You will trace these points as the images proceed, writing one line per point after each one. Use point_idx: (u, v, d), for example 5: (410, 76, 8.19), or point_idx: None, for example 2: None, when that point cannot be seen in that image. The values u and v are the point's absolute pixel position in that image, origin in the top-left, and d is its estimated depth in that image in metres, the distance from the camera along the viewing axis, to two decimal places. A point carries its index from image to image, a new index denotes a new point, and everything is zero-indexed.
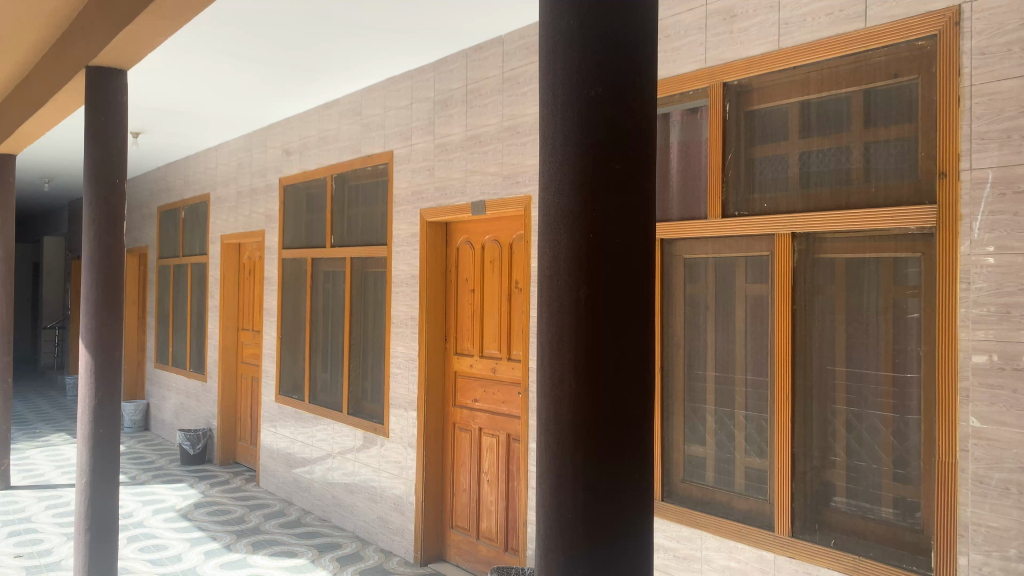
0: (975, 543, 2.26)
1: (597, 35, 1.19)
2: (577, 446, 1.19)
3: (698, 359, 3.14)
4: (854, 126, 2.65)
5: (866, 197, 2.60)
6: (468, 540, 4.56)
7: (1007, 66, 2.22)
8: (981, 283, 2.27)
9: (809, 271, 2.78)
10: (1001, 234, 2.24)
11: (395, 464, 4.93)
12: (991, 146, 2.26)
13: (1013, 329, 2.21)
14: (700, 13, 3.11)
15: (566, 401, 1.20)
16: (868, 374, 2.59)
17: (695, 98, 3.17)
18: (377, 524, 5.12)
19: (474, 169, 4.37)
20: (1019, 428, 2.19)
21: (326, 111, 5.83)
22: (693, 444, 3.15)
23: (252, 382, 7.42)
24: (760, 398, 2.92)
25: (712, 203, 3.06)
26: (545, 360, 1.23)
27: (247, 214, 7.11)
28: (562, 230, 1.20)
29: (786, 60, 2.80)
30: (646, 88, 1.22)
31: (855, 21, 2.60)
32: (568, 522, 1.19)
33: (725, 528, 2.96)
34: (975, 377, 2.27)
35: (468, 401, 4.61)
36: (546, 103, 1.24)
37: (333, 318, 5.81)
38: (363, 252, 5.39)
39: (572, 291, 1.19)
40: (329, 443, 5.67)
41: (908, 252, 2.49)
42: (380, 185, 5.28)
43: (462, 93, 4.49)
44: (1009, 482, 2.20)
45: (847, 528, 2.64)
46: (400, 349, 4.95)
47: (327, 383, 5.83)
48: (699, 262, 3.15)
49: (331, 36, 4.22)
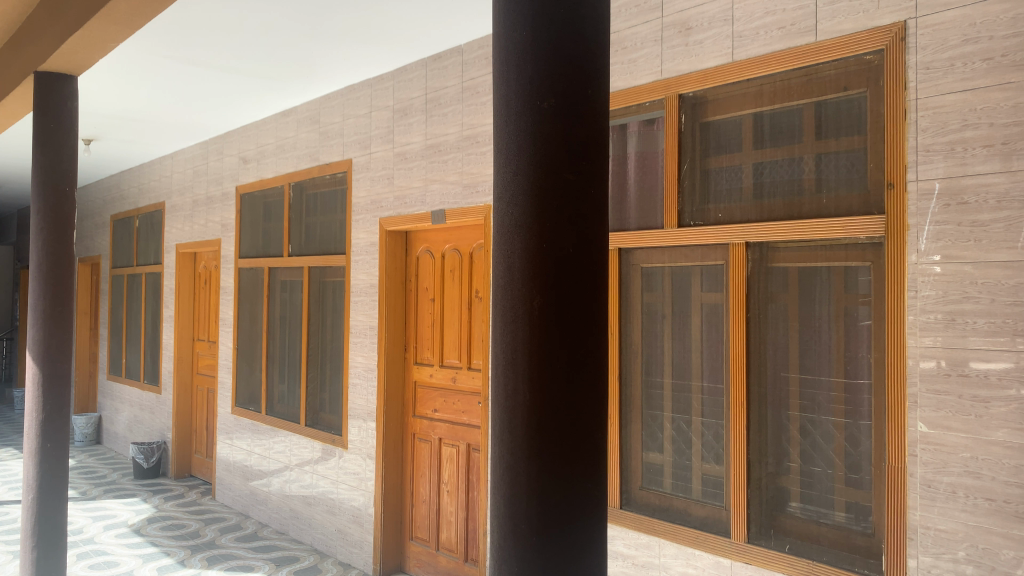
0: (924, 546, 2.31)
1: (549, 45, 1.20)
2: (532, 456, 1.19)
3: (655, 366, 3.17)
4: (807, 137, 2.70)
5: (817, 208, 2.65)
6: (428, 552, 4.53)
7: (951, 80, 2.29)
8: (928, 291, 2.33)
9: (763, 279, 2.82)
10: (946, 243, 2.30)
11: (354, 476, 4.88)
12: (936, 157, 2.32)
13: (958, 336, 2.26)
14: (656, 25, 3.16)
15: (520, 412, 1.20)
16: (821, 381, 2.64)
17: (651, 110, 3.20)
18: (335, 537, 5.07)
19: (434, 178, 4.37)
20: (964, 432, 2.24)
21: (284, 119, 5.78)
22: (651, 451, 3.17)
23: (208, 394, 7.29)
24: (716, 405, 2.95)
25: (668, 213, 3.10)
26: (499, 371, 1.23)
27: (204, 223, 7.00)
28: (516, 239, 1.21)
29: (739, 73, 2.85)
30: (599, 98, 1.23)
31: (806, 34, 2.66)
32: (521, 533, 1.19)
33: (682, 535, 2.98)
34: (923, 383, 2.33)
35: (428, 411, 4.58)
36: (499, 112, 1.24)
37: (291, 329, 5.74)
38: (322, 261, 5.33)
39: (527, 301, 1.19)
40: (286, 455, 5.59)
41: (858, 261, 2.55)
42: (339, 194, 5.24)
43: (422, 102, 4.49)
44: (957, 486, 2.25)
45: (801, 533, 2.68)
46: (359, 360, 4.91)
47: (285, 394, 5.74)
48: (656, 271, 3.18)
49: (290, 44, 4.20)
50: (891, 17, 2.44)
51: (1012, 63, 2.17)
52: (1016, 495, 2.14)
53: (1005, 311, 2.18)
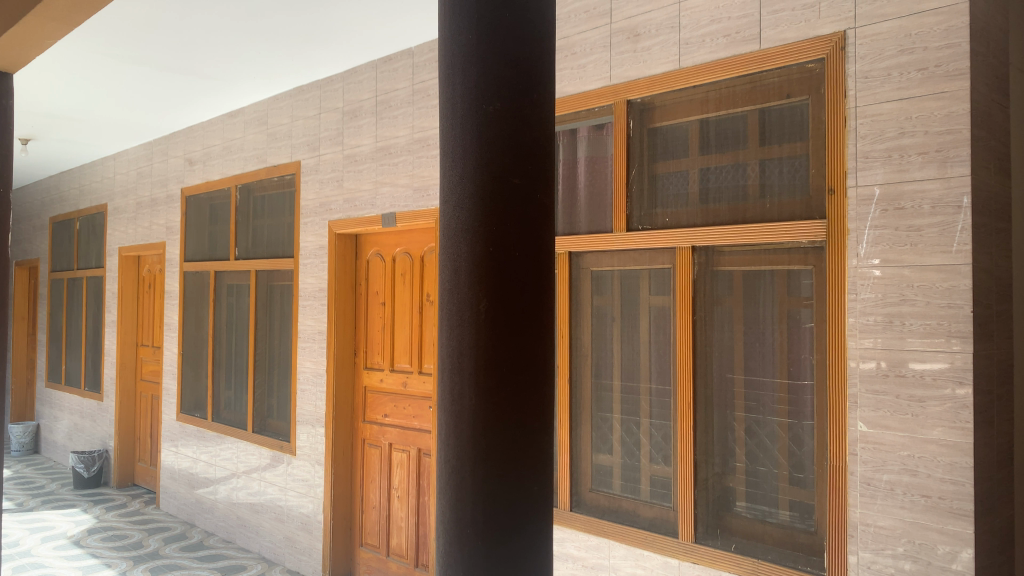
0: (865, 542, 2.38)
1: (494, 49, 1.20)
2: (477, 461, 1.18)
3: (605, 368, 3.20)
4: (750, 143, 2.75)
5: (761, 213, 2.70)
6: (378, 558, 4.48)
7: (888, 89, 2.36)
8: (867, 294, 2.40)
9: (708, 282, 2.87)
10: (884, 247, 2.36)
11: (303, 482, 4.82)
12: (875, 164, 2.39)
13: (896, 337, 2.33)
14: (605, 31, 3.20)
15: (465, 416, 1.19)
16: (765, 382, 2.69)
17: (600, 115, 3.23)
18: (283, 545, 4.99)
19: (384, 181, 4.34)
20: (902, 431, 2.31)
21: (231, 121, 5.69)
22: (601, 453, 3.19)
23: (152, 401, 7.12)
24: (664, 406, 2.99)
25: (617, 217, 3.13)
26: (444, 375, 1.23)
27: (148, 225, 6.84)
28: (463, 243, 1.20)
29: (686, 79, 2.90)
30: (545, 102, 1.24)
31: (750, 42, 2.72)
32: (467, 538, 1.18)
33: (631, 536, 3.01)
34: (863, 383, 2.40)
35: (378, 417, 4.54)
36: (445, 115, 1.24)
37: (238, 334, 5.63)
38: (269, 264, 5.26)
39: (473, 305, 1.19)
40: (233, 462, 5.50)
41: (800, 265, 2.60)
42: (286, 197, 5.17)
43: (371, 104, 4.46)
44: (895, 483, 2.32)
45: (746, 532, 2.72)
46: (308, 365, 4.85)
47: (231, 400, 5.64)
48: (605, 274, 3.21)
49: (237, 44, 4.14)
50: (831, 27, 2.51)
51: (945, 73, 2.24)
52: (950, 492, 2.21)
53: (939, 313, 2.25)
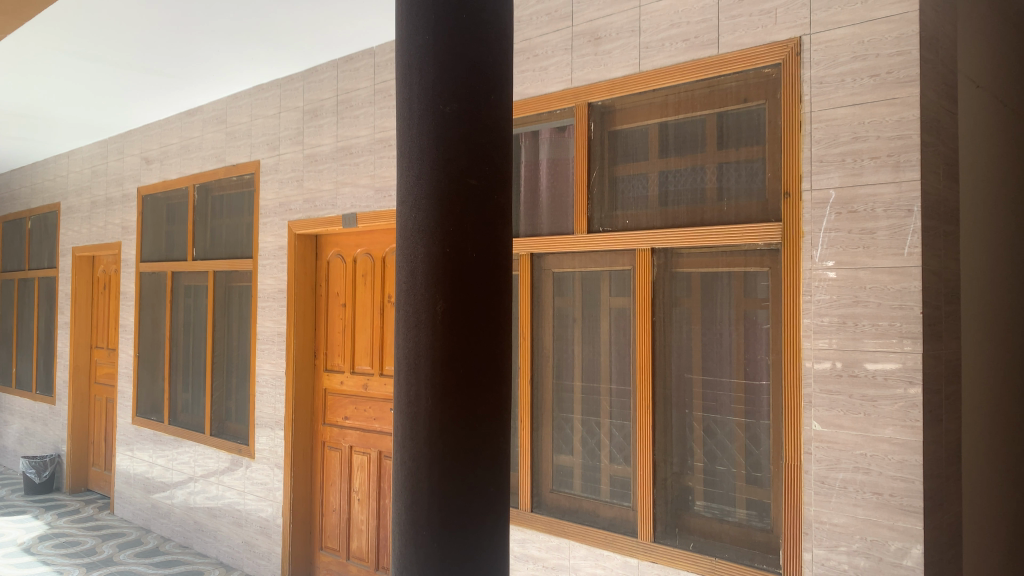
0: (819, 539, 2.42)
1: (452, 50, 1.19)
2: (434, 462, 1.18)
3: (566, 368, 3.21)
4: (708, 147, 2.78)
5: (718, 215, 2.73)
6: (338, 561, 4.44)
7: (842, 94, 2.41)
8: (822, 295, 2.44)
9: (667, 283, 2.89)
10: (838, 250, 2.41)
11: (262, 486, 4.76)
12: (829, 167, 2.43)
13: (850, 338, 2.38)
14: (566, 34, 3.21)
15: (421, 418, 1.19)
16: (722, 382, 2.72)
17: (562, 117, 3.25)
18: (241, 549, 4.93)
19: (345, 181, 4.30)
20: (855, 430, 2.36)
21: (189, 119, 5.60)
22: (562, 453, 3.21)
23: (106, 404, 6.97)
24: (624, 406, 3.01)
25: (578, 219, 3.15)
26: (400, 377, 1.22)
27: (102, 225, 6.70)
28: (420, 244, 1.20)
29: (646, 83, 2.92)
30: (502, 104, 1.24)
31: (708, 47, 2.75)
32: (422, 540, 1.18)
33: (591, 536, 3.03)
34: (817, 383, 2.44)
35: (338, 419, 4.50)
36: (402, 115, 1.24)
37: (196, 335, 5.54)
38: (228, 265, 5.18)
39: (429, 306, 1.18)
40: (191, 466, 5.41)
41: (757, 267, 2.64)
42: (245, 196, 5.10)
43: (332, 104, 4.42)
44: (848, 481, 2.36)
45: (703, 530, 2.75)
46: (267, 367, 4.79)
47: (188, 403, 5.54)
48: (566, 276, 3.22)
49: (196, 42, 4.08)
50: (787, 32, 2.55)
51: (896, 80, 2.30)
52: (901, 489, 2.26)
53: (891, 314, 2.29)
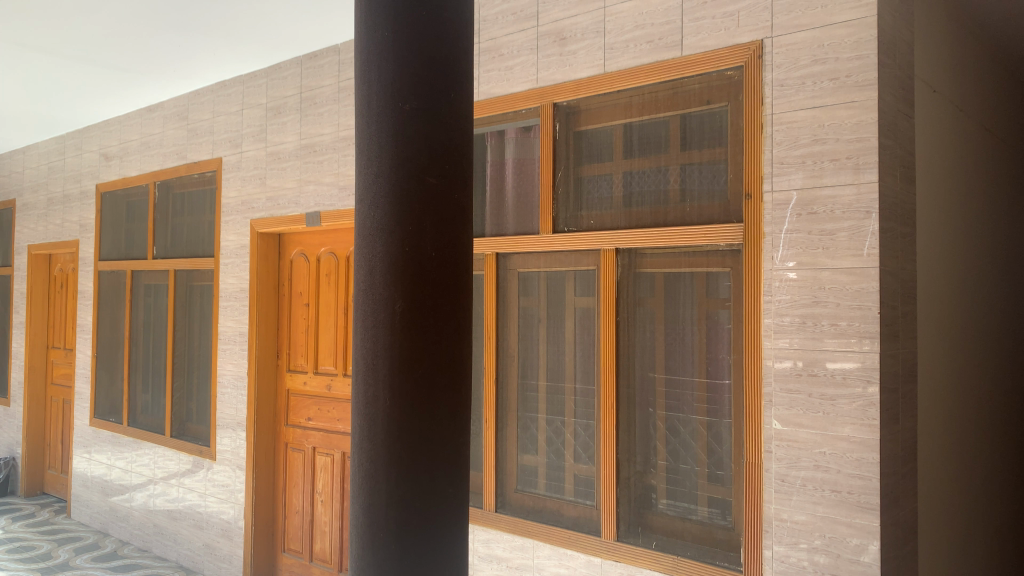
0: (779, 537, 2.45)
1: (412, 47, 1.18)
2: (391, 462, 1.17)
3: (531, 368, 3.21)
4: (672, 148, 2.80)
5: (681, 216, 2.75)
6: (301, 563, 4.39)
7: (803, 97, 2.44)
8: (782, 295, 2.47)
9: (631, 283, 2.91)
10: (798, 251, 2.44)
11: (224, 488, 4.70)
12: (790, 169, 2.46)
13: (809, 338, 2.41)
14: (532, 33, 3.22)
15: (379, 418, 1.17)
16: (684, 381, 2.74)
17: (527, 117, 3.25)
18: (202, 552, 4.85)
19: (309, 179, 4.26)
20: (814, 429, 2.39)
21: (149, 115, 5.50)
22: (526, 453, 3.21)
23: (63, 405, 6.82)
24: (588, 405, 3.02)
25: (543, 219, 3.15)
26: (358, 377, 1.20)
27: (59, 223, 6.55)
28: (378, 242, 1.18)
29: (611, 83, 2.93)
30: (462, 102, 1.24)
31: (672, 49, 2.77)
32: (381, 542, 1.17)
33: (555, 536, 3.04)
34: (778, 382, 2.47)
35: (301, 420, 4.46)
36: (361, 111, 1.22)
37: (155, 335, 5.44)
38: (188, 264, 5.10)
39: (388, 306, 1.17)
40: (150, 468, 5.32)
41: (719, 267, 2.66)
42: (207, 194, 5.02)
43: (296, 101, 4.37)
44: (808, 479, 2.39)
45: (666, 529, 2.77)
46: (228, 367, 4.73)
47: (148, 404, 5.44)
48: (532, 275, 3.23)
49: (156, 37, 4.02)
50: (750, 35, 2.57)
51: (856, 83, 2.33)
52: (858, 487, 2.30)
53: (849, 314, 2.33)
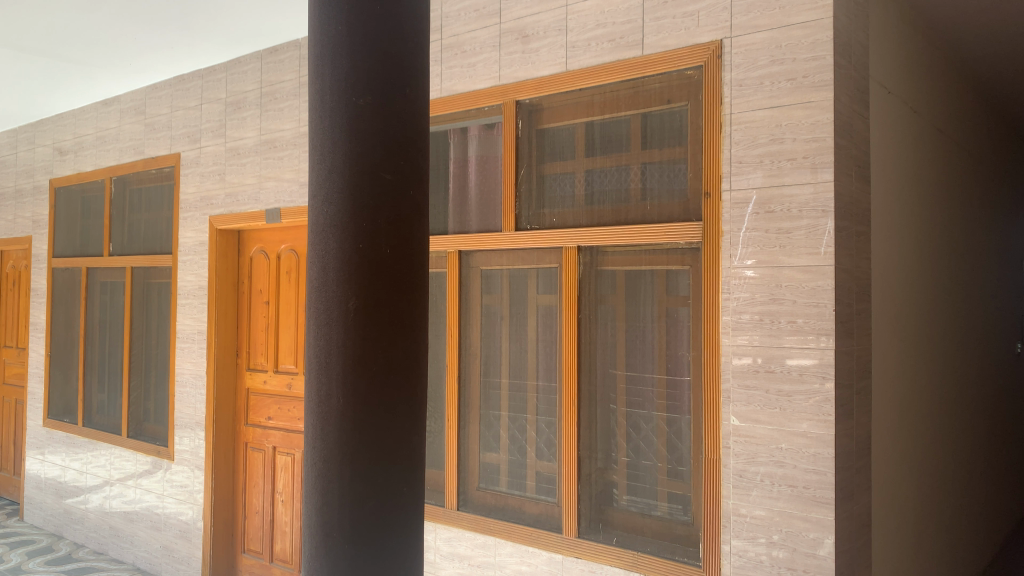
0: (737, 531, 2.48)
1: (365, 42, 1.17)
2: (345, 460, 1.16)
3: (493, 365, 3.21)
4: (633, 147, 2.81)
5: (642, 214, 2.77)
6: (261, 564, 4.34)
7: (761, 97, 2.47)
8: (741, 293, 2.49)
9: (593, 281, 2.92)
10: (756, 249, 2.47)
11: (182, 488, 4.62)
12: (748, 168, 2.49)
13: (767, 334, 2.44)
14: (494, 31, 3.22)
15: (332, 416, 1.16)
16: (645, 378, 2.76)
17: (490, 114, 3.24)
18: (159, 554, 4.78)
19: (269, 175, 4.21)
20: (771, 425, 2.42)
21: (105, 109, 5.39)
22: (488, 451, 3.21)
23: (15, 406, 6.65)
24: (550, 402, 3.03)
25: (506, 216, 3.15)
26: (311, 376, 1.19)
27: (12, 219, 6.39)
28: (331, 239, 1.17)
29: (572, 82, 2.94)
30: (417, 98, 1.23)
31: (633, 48, 2.78)
32: (334, 542, 1.15)
33: (517, 533, 3.04)
34: (736, 379, 2.50)
35: (261, 419, 4.40)
36: (314, 106, 1.20)
37: (111, 334, 5.32)
38: (145, 260, 5.01)
39: (342, 303, 1.16)
40: (106, 469, 5.22)
41: (678, 265, 2.68)
42: (165, 190, 4.94)
43: (256, 96, 4.32)
44: (765, 474, 2.43)
45: (627, 525, 2.79)
46: (187, 366, 4.65)
47: (104, 404, 5.33)
48: (494, 273, 3.22)
49: (112, 31, 3.94)
50: (709, 35, 2.60)
51: (812, 84, 2.37)
52: (814, 481, 2.33)
53: (806, 311, 2.36)
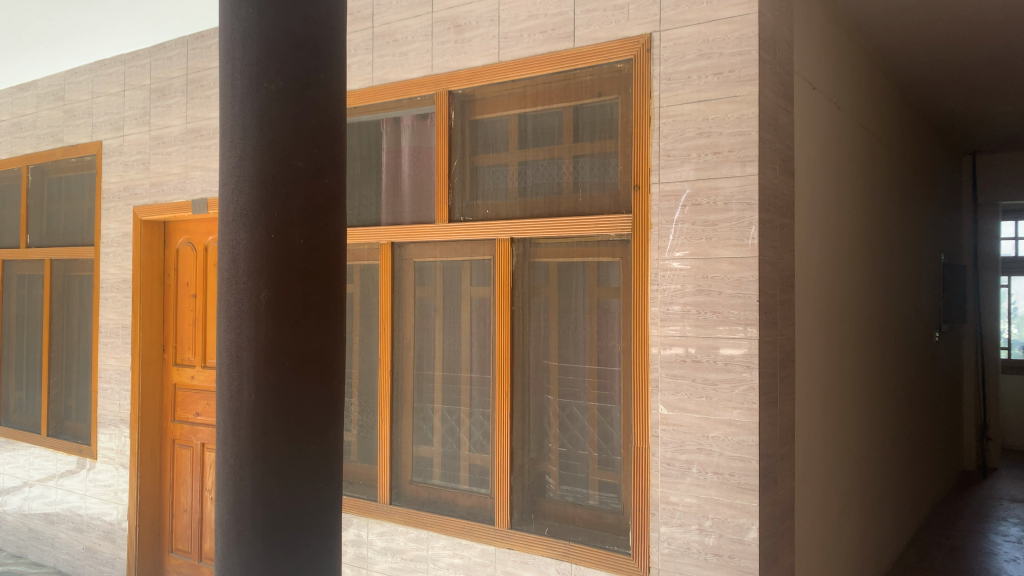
0: (666, 518, 2.52)
1: (277, 24, 1.14)
2: (257, 457, 1.13)
3: (426, 358, 3.19)
4: (565, 139, 2.82)
5: (574, 207, 2.78)
6: (189, 563, 4.23)
7: (688, 91, 2.50)
8: (668, 284, 2.53)
9: (526, 272, 2.92)
10: (684, 242, 2.50)
11: (106, 488, 4.48)
12: (676, 162, 2.52)
13: (694, 325, 2.47)
14: (426, 20, 3.18)
15: (245, 410, 1.13)
16: (577, 369, 2.78)
17: (422, 105, 3.21)
18: (82, 556, 4.62)
19: (195, 165, 4.10)
20: (697, 413, 2.46)
21: (22, 95, 5.17)
22: (421, 444, 3.19)
23: None
24: (483, 393, 3.02)
25: (439, 208, 3.12)
26: (222, 370, 1.16)
27: None
28: (243, 229, 1.14)
29: (505, 73, 2.93)
30: (333, 84, 1.20)
31: (565, 40, 2.79)
32: (247, 540, 1.13)
33: (449, 526, 3.03)
34: (664, 368, 2.53)
35: (189, 416, 4.29)
36: (225, 92, 1.16)
37: (28, 330, 5.10)
38: (65, 253, 4.82)
39: (253, 296, 1.13)
40: (25, 469, 5.02)
41: (609, 257, 2.71)
42: (86, 179, 4.76)
43: (181, 83, 4.19)
44: (691, 462, 2.47)
45: (558, 515, 2.80)
46: (110, 362, 4.50)
47: (22, 402, 5.12)
48: (427, 265, 3.20)
49: (28, 14, 3.78)
50: (639, 29, 2.62)
51: (738, 78, 2.41)
52: (738, 468, 2.39)
53: (731, 302, 2.41)
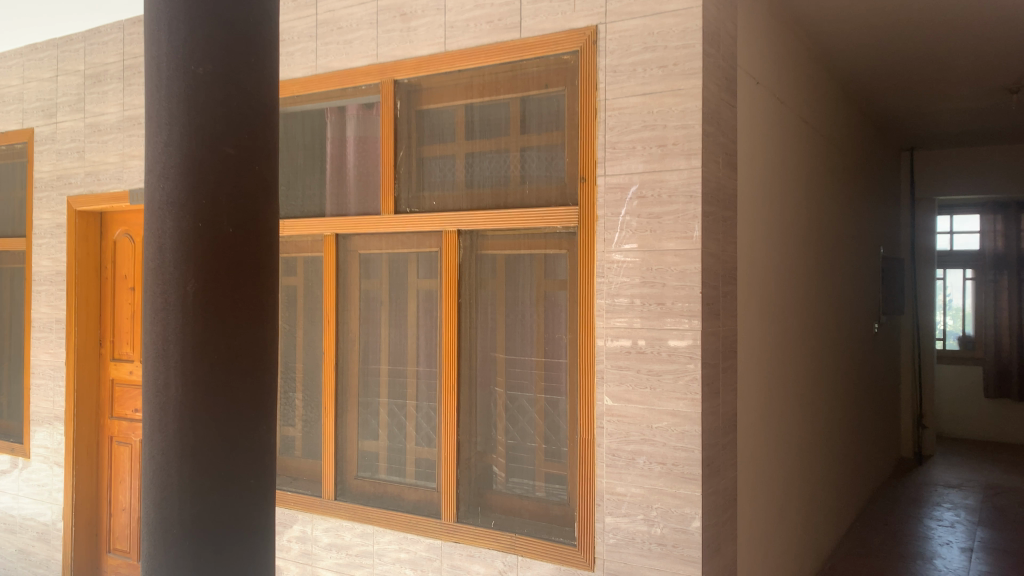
0: (611, 509, 2.53)
1: (205, 8, 1.11)
2: (184, 452, 1.09)
3: (372, 351, 3.16)
4: (512, 131, 2.80)
5: (521, 199, 2.77)
6: (128, 564, 4.13)
7: (633, 83, 2.51)
8: (614, 276, 2.53)
9: (473, 265, 2.90)
10: (629, 234, 2.51)
11: (40, 487, 4.34)
12: (621, 154, 2.53)
13: (639, 316, 2.49)
14: (371, 8, 3.14)
15: (171, 405, 1.09)
16: (524, 362, 2.77)
17: (367, 94, 3.16)
18: (14, 559, 4.46)
19: (132, 154, 3.98)
20: (641, 404, 2.48)
21: None
22: (366, 438, 3.16)
23: None
24: (430, 387, 3.00)
25: (385, 199, 3.08)
26: (148, 363, 1.12)
27: None
28: (169, 217, 1.10)
29: (451, 62, 2.90)
30: (264, 70, 1.17)
31: (511, 30, 2.77)
32: (174, 538, 1.10)
33: (395, 521, 3.00)
34: (609, 360, 2.54)
35: (128, 412, 4.18)
36: (149, 76, 1.12)
37: None
38: None
39: (180, 287, 1.09)
40: None
41: (555, 249, 2.70)
42: (17, 168, 4.58)
43: (118, 69, 4.06)
44: (637, 452, 2.49)
45: (505, 507, 2.80)
46: (43, 357, 4.35)
47: None
48: (373, 257, 3.16)
49: None
50: (585, 20, 2.61)
51: (682, 71, 2.42)
52: (682, 458, 2.41)
53: (676, 294, 2.43)
